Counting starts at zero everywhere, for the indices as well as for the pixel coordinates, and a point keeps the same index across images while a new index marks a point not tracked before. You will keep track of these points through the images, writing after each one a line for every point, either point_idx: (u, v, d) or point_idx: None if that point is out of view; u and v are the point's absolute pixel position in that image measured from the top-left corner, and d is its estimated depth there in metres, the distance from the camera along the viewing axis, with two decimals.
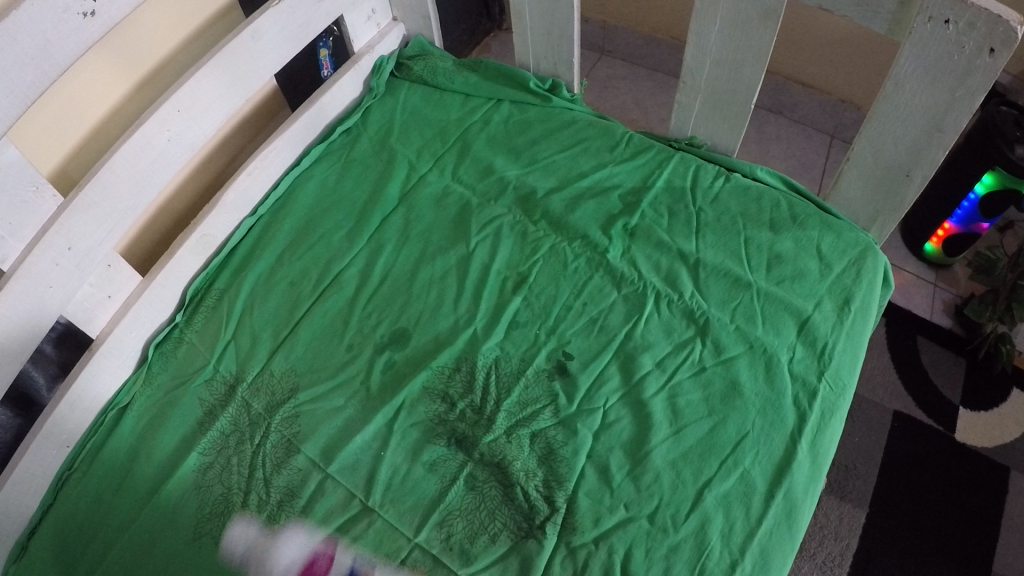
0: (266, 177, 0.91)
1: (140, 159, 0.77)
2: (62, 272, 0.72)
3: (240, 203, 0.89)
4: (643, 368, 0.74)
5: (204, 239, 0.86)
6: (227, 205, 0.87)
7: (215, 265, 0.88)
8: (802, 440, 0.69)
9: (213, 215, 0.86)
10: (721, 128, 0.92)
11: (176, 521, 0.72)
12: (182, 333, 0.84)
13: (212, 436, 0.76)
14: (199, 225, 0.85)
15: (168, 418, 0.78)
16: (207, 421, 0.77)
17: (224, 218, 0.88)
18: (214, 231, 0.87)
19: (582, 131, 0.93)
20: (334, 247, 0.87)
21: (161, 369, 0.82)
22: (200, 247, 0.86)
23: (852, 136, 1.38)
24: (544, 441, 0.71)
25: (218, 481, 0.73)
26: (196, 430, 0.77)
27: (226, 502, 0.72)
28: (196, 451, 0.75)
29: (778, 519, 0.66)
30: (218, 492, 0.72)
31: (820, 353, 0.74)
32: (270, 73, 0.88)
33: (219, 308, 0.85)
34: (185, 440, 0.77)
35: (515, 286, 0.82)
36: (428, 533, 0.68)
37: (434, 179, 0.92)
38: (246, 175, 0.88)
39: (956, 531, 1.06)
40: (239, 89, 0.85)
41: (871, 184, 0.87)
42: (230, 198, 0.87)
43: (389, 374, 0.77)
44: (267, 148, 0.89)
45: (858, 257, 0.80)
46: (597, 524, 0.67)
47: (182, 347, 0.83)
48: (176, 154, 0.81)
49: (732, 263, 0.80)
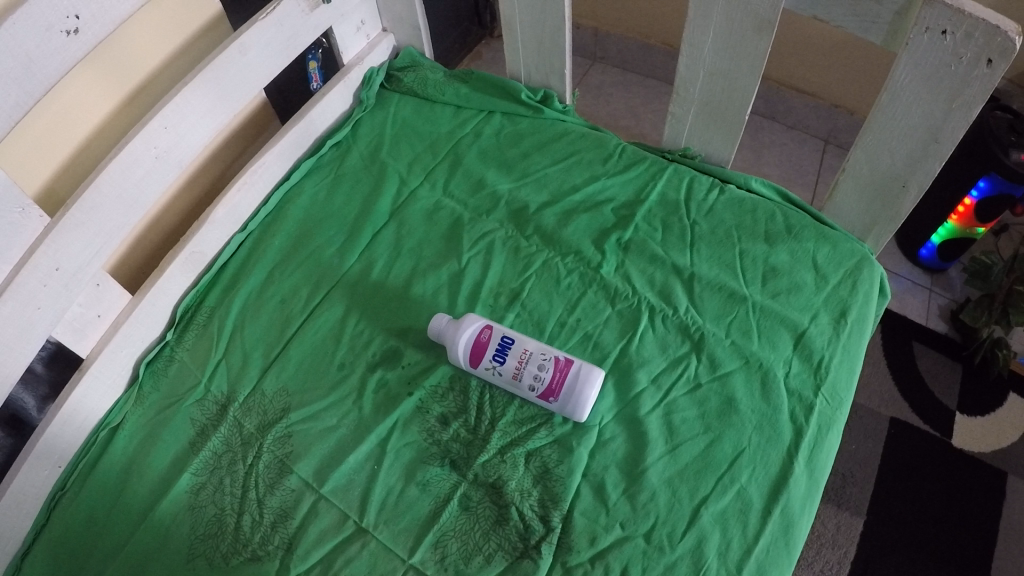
0: (256, 192, 0.90)
1: (128, 177, 0.76)
2: (51, 292, 0.71)
3: (230, 219, 0.88)
4: (639, 385, 0.74)
5: (194, 256, 0.85)
6: (217, 221, 0.86)
7: (205, 282, 0.87)
8: (799, 455, 0.69)
9: (203, 231, 0.85)
10: (715, 139, 0.92)
11: (170, 542, 0.71)
12: (173, 351, 0.83)
13: (205, 456, 0.75)
14: (188, 242, 0.84)
15: (160, 438, 0.77)
16: (199, 440, 0.76)
17: (214, 234, 0.87)
18: (203, 248, 0.86)
19: (574, 143, 0.93)
20: (326, 264, 0.87)
21: (152, 388, 0.81)
22: (190, 265, 0.85)
23: (845, 141, 1.37)
24: (539, 460, 0.71)
25: (210, 501, 0.72)
26: (189, 450, 0.76)
27: (219, 523, 0.71)
28: (187, 472, 0.74)
29: (774, 536, 0.66)
30: (211, 513, 0.72)
31: (816, 367, 0.73)
32: (260, 86, 0.87)
33: (210, 327, 0.84)
34: (177, 460, 0.76)
35: (508, 301, 0.81)
36: (422, 555, 0.67)
37: (425, 194, 0.91)
38: (237, 191, 0.87)
39: (953, 537, 1.05)
40: (227, 104, 0.84)
41: (867, 195, 0.86)
42: (220, 213, 0.86)
43: (382, 393, 0.76)
44: (256, 162, 0.88)
45: (854, 268, 0.79)
46: (593, 543, 0.66)
47: (174, 366, 0.82)
48: (164, 171, 0.80)
49: (727, 276, 0.80)
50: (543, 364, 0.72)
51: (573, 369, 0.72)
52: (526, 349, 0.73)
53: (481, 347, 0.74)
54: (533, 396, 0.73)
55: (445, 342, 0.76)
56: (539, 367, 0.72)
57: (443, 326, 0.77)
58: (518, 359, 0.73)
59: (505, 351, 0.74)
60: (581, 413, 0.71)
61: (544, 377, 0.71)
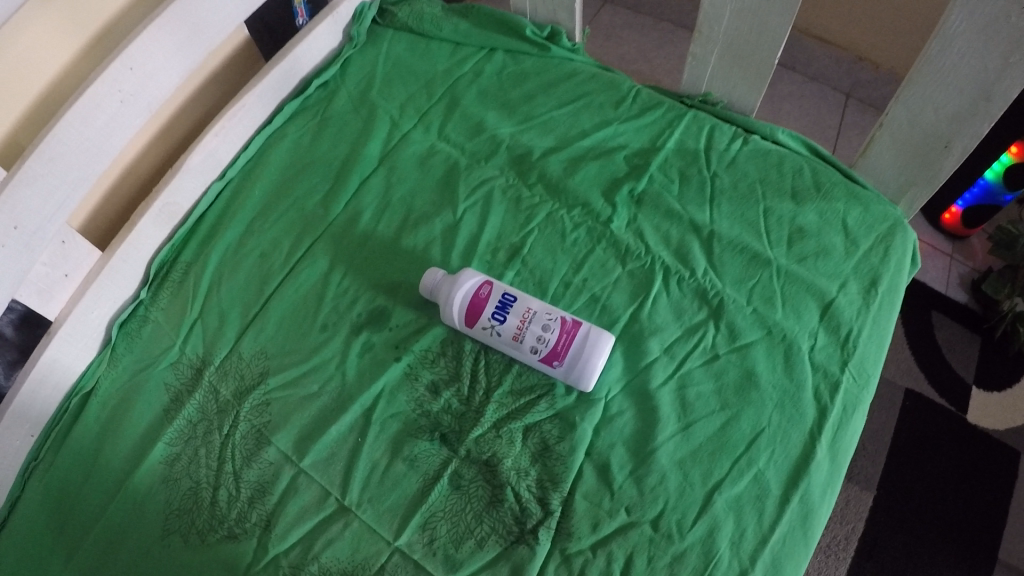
0: (235, 137, 0.81)
1: (92, 125, 0.66)
2: (8, 254, 0.63)
3: (207, 166, 0.79)
4: (650, 354, 0.67)
5: (168, 209, 0.77)
6: (192, 169, 0.77)
7: (181, 235, 0.78)
8: (822, 438, 0.63)
9: (176, 180, 0.76)
10: (740, 85, 0.84)
11: (144, 517, 0.65)
12: (147, 311, 0.75)
13: (179, 425, 0.68)
14: (160, 193, 0.75)
15: (133, 406, 0.70)
16: (174, 408, 0.69)
17: (188, 184, 0.78)
18: (179, 199, 0.78)
19: (583, 85, 0.84)
20: (309, 213, 0.79)
21: (126, 351, 0.73)
22: (164, 218, 0.77)
23: (869, 96, 1.29)
24: (538, 437, 0.64)
25: (186, 474, 0.66)
26: (162, 418, 0.69)
27: (194, 497, 0.65)
28: (161, 441, 0.68)
29: (792, 525, 0.60)
30: (186, 486, 0.65)
31: (843, 340, 0.67)
32: (236, 22, 0.78)
33: (185, 284, 0.76)
34: (150, 429, 0.69)
35: (507, 258, 0.74)
36: (409, 537, 0.61)
37: (419, 137, 0.83)
38: (213, 136, 0.78)
39: (961, 516, 1.01)
40: (199, 41, 0.74)
41: (903, 154, 0.78)
42: (195, 160, 0.77)
43: (367, 358, 0.69)
44: (235, 105, 0.79)
45: (886, 234, 0.72)
46: (595, 529, 0.60)
47: (148, 326, 0.74)
48: (132, 116, 0.70)
49: (749, 237, 0.72)
50: (548, 326, 0.65)
51: (581, 332, 0.65)
52: (529, 308, 0.66)
53: (480, 302, 0.67)
54: (534, 360, 0.66)
55: (439, 297, 0.69)
56: (544, 328, 0.65)
57: (438, 279, 0.69)
58: (520, 318, 0.65)
59: (506, 309, 0.66)
60: (587, 381, 0.64)
61: (549, 340, 0.64)
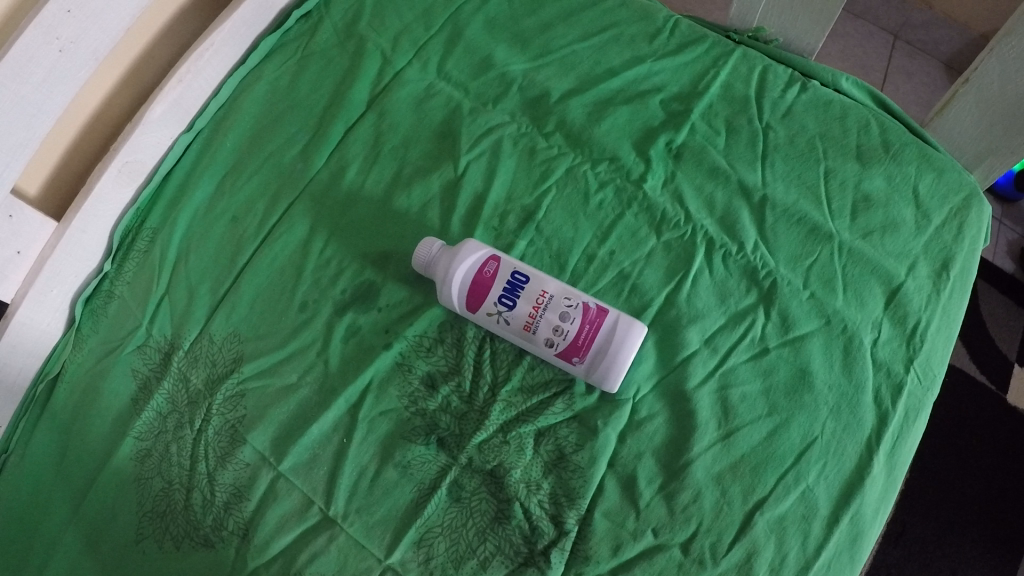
0: (203, 80, 0.69)
1: (24, 82, 0.53)
2: None
3: (173, 116, 0.67)
4: (689, 347, 0.57)
5: (130, 167, 0.65)
6: (154, 120, 0.65)
7: (147, 197, 0.67)
8: (881, 451, 0.53)
9: (136, 134, 0.64)
10: (800, 20, 0.71)
11: (116, 522, 0.57)
12: (112, 286, 0.65)
13: (148, 417, 0.59)
14: (118, 151, 0.63)
15: (99, 395, 0.61)
16: (142, 398, 0.60)
17: (151, 138, 0.66)
18: (141, 155, 0.66)
19: (610, 15, 0.71)
20: (287, 167, 0.67)
21: (91, 332, 0.63)
22: (126, 177, 0.65)
23: (921, 35, 1.16)
24: (553, 443, 0.55)
25: (157, 473, 0.57)
26: (130, 409, 0.60)
27: (167, 500, 0.56)
28: (130, 436, 0.59)
29: (840, 549, 0.51)
30: (158, 487, 0.57)
31: (909, 334, 0.57)
32: None
33: (152, 251, 0.65)
34: (119, 420, 0.60)
35: (519, 223, 0.63)
36: (402, 555, 0.52)
37: (415, 74, 0.70)
38: (177, 82, 0.66)
39: (995, 503, 0.93)
40: None
41: (988, 116, 0.66)
42: (157, 111, 0.65)
43: (353, 344, 0.59)
44: (203, 43, 0.67)
45: (962, 206, 0.61)
46: (616, 553, 0.51)
47: (114, 302, 0.64)
48: (77, 67, 0.56)
49: (808, 205, 0.62)
50: (567, 314, 0.54)
51: (607, 322, 0.55)
52: (545, 291, 0.55)
53: (485, 283, 0.56)
54: (550, 354, 0.56)
55: (435, 274, 0.58)
56: (562, 317, 0.55)
57: (435, 252, 0.59)
58: (533, 304, 0.55)
59: (516, 292, 0.56)
60: (612, 382, 0.54)
61: (568, 332, 0.54)
